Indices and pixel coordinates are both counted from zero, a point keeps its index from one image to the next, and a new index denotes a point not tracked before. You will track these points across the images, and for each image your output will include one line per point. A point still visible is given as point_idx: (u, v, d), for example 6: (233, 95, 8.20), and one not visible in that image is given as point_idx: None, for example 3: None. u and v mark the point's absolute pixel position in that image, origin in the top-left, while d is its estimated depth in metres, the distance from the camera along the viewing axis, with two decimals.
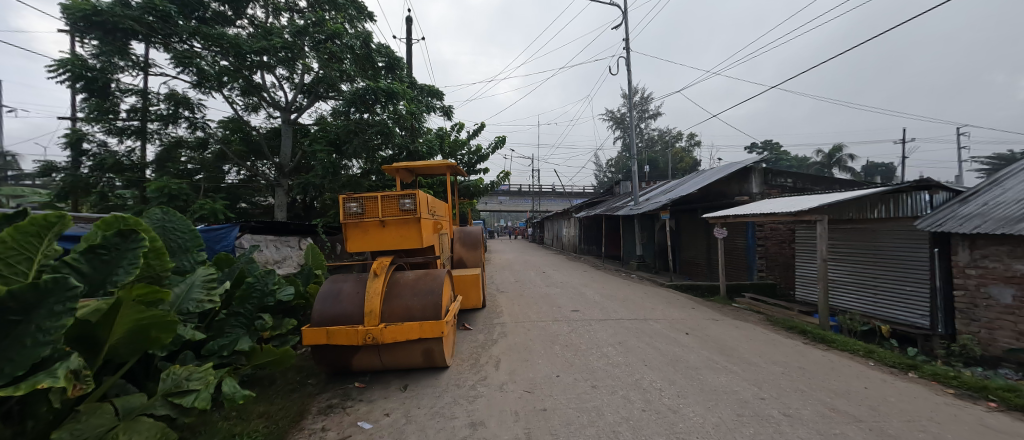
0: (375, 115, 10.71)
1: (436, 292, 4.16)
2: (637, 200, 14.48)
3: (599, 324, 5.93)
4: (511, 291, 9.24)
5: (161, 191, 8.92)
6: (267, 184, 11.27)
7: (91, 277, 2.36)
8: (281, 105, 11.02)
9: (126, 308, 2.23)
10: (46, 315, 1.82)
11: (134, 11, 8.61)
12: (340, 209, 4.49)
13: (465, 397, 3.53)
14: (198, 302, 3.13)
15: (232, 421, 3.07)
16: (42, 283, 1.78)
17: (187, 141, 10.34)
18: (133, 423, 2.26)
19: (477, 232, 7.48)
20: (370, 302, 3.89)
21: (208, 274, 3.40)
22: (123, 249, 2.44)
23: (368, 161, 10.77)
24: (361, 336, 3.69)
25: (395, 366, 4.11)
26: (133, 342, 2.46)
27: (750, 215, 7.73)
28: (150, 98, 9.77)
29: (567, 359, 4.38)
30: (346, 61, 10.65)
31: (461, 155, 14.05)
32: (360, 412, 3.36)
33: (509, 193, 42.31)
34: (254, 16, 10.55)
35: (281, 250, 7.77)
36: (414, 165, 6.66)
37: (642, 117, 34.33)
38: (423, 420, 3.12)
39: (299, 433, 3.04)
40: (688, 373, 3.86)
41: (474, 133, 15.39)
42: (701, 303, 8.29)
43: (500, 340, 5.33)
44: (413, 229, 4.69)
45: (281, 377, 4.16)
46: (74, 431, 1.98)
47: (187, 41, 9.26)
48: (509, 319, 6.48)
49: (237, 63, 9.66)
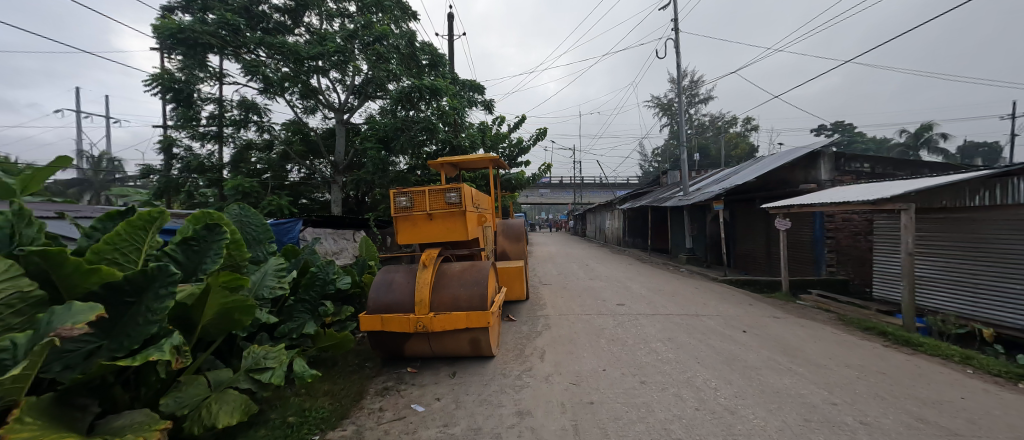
0: (420, 112, 11.02)
1: (482, 283, 4.25)
2: (688, 189, 13.75)
3: (646, 319, 5.74)
4: (554, 284, 9.22)
5: (236, 189, 9.86)
6: (324, 181, 12.07)
7: (185, 265, 2.70)
8: (335, 106, 11.72)
9: (214, 293, 2.53)
10: (154, 297, 2.13)
11: (211, 26, 9.45)
12: (391, 203, 4.75)
13: (511, 387, 3.59)
14: (272, 289, 3.46)
15: (302, 397, 3.39)
16: (149, 270, 2.10)
17: (256, 144, 11.36)
18: (222, 395, 2.57)
19: (519, 224, 7.50)
20: (421, 291, 4.08)
21: (278, 264, 3.72)
22: (210, 241, 2.77)
23: (414, 156, 11.22)
24: (413, 323, 3.88)
25: (445, 353, 4.27)
26: (222, 324, 2.77)
27: (818, 205, 7.04)
28: (225, 105, 10.78)
29: (614, 353, 4.29)
30: (393, 61, 11.10)
31: (503, 148, 14.16)
32: (412, 395, 3.55)
33: (550, 185, 42.01)
34: (310, 23, 11.24)
35: (338, 242, 8.38)
36: (458, 160, 6.80)
37: (692, 102, 32.47)
38: (473, 407, 3.23)
39: (360, 411, 3.28)
40: (747, 373, 3.63)
41: (516, 125, 15.34)
42: (759, 299, 7.73)
43: (544, 332, 5.35)
44: (459, 221, 4.79)
45: (341, 359, 4.49)
46: (178, 399, 2.35)
47: (254, 51, 10.06)
48: (553, 312, 6.47)
49: (296, 68, 10.35)
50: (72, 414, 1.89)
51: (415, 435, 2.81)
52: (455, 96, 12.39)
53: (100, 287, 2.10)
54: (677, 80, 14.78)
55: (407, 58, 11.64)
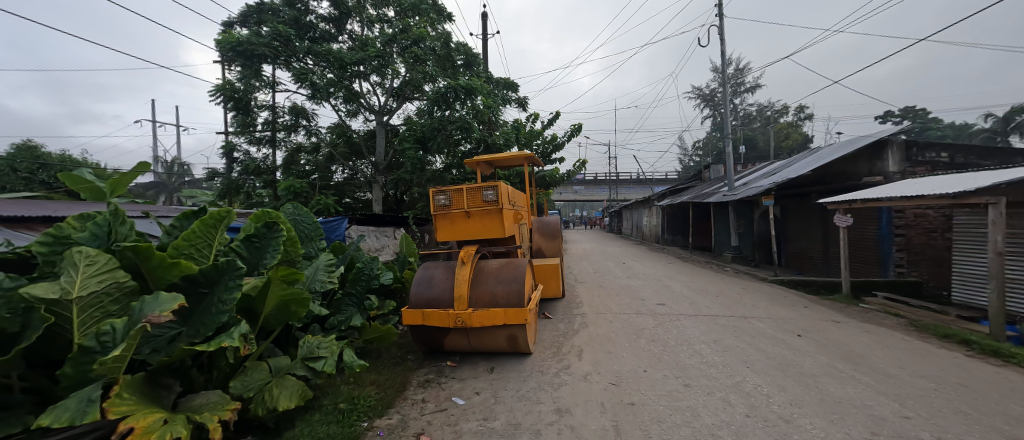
0: (456, 112, 11.21)
1: (519, 280, 4.27)
2: (733, 184, 13.01)
3: (689, 320, 5.52)
4: (590, 282, 9.09)
5: (288, 189, 10.58)
6: (366, 181, 12.63)
7: (249, 260, 2.94)
8: (376, 109, 12.21)
9: (274, 286, 2.74)
10: (225, 288, 2.34)
11: (265, 38, 10.14)
12: (431, 201, 4.90)
13: (550, 385, 3.59)
14: (323, 282, 3.69)
15: (351, 385, 3.58)
16: (219, 264, 2.31)
17: (305, 147, 12.08)
18: (282, 380, 2.79)
19: (555, 222, 7.44)
20: (460, 288, 4.18)
21: (328, 260, 3.95)
22: (269, 238, 2.99)
23: (450, 155, 11.44)
24: (452, 318, 3.98)
25: (483, 348, 4.35)
26: (280, 315, 2.99)
27: (886, 199, 6.41)
28: (278, 111, 11.56)
29: (655, 354, 4.17)
30: (429, 62, 11.41)
31: (537, 145, 14.10)
32: (453, 388, 3.65)
33: (584, 182, 41.35)
34: (352, 30, 11.75)
35: (381, 239, 8.75)
36: (494, 158, 6.87)
37: (737, 91, 30.66)
38: (512, 402, 3.27)
39: (404, 401, 3.42)
40: (803, 380, 3.40)
41: (550, 121, 15.20)
42: (815, 301, 7.19)
43: (581, 330, 5.29)
44: (495, 219, 4.84)
45: (384, 351, 4.70)
46: (245, 382, 2.59)
47: (303, 60, 10.71)
48: (589, 310, 6.38)
49: (340, 74, 10.90)
50: (160, 391, 2.13)
51: (457, 427, 2.89)
52: (490, 95, 12.49)
53: (180, 279, 2.36)
54: (721, 69, 14.00)
55: (442, 59, 11.88)
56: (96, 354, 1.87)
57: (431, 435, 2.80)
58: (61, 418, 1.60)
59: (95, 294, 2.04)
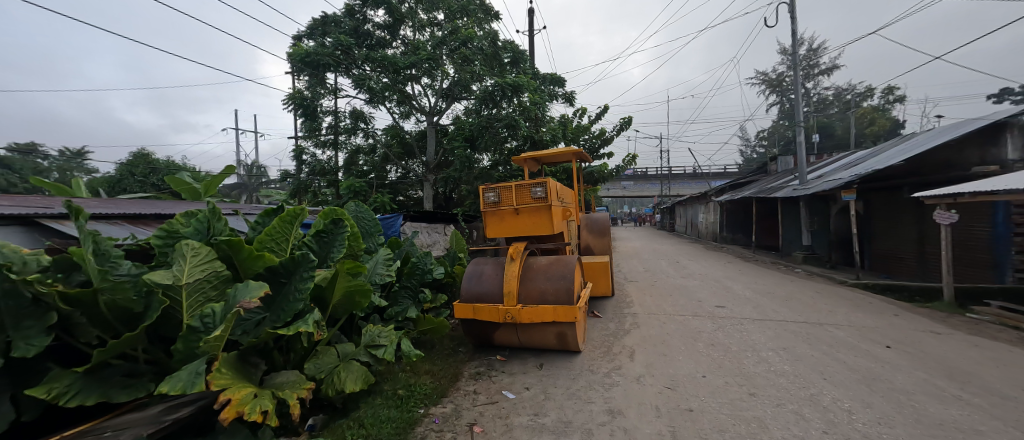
0: (503, 110, 11.32)
1: (569, 277, 4.23)
2: (805, 177, 11.81)
3: (753, 324, 5.12)
4: (641, 281, 8.75)
5: (350, 188, 11.37)
6: (417, 179, 13.19)
7: (319, 254, 3.22)
8: (426, 110, 12.69)
9: (341, 278, 2.97)
10: (301, 278, 2.59)
11: (329, 49, 10.96)
12: (480, 198, 5.01)
13: (600, 384, 3.53)
14: (382, 275, 3.92)
15: (408, 373, 3.79)
16: (296, 256, 2.56)
17: (363, 148, 12.83)
18: (348, 365, 3.01)
19: (604, 218, 7.26)
20: (509, 284, 4.24)
21: (386, 254, 4.18)
22: (336, 234, 3.26)
23: (497, 153, 11.56)
24: (502, 314, 4.08)
25: (532, 345, 4.38)
26: (346, 305, 3.23)
27: (1003, 193, 5.48)
28: (339, 116, 12.43)
29: (715, 359, 3.93)
30: (477, 62, 11.65)
31: (585, 140, 13.81)
32: (503, 382, 3.71)
33: (633, 177, 39.82)
34: (405, 36, 12.30)
35: (432, 235, 9.10)
36: (542, 155, 6.83)
37: (809, 74, 27.70)
38: (562, 399, 3.26)
39: (457, 391, 3.55)
40: (894, 397, 3.01)
41: (598, 116, 14.78)
42: (907, 309, 6.33)
43: (633, 330, 5.12)
44: (544, 216, 4.83)
45: (437, 343, 4.90)
46: (317, 364, 2.85)
47: (361, 67, 11.41)
48: (641, 310, 6.16)
49: (394, 78, 11.47)
50: (250, 368, 2.42)
51: (508, 420, 2.95)
52: (536, 91, 12.44)
53: (264, 270, 2.65)
54: (790, 50, 12.74)
55: (490, 58, 12.05)
56: (200, 333, 2.16)
57: (483, 426, 2.89)
58: (176, 387, 1.88)
59: (199, 281, 2.35)
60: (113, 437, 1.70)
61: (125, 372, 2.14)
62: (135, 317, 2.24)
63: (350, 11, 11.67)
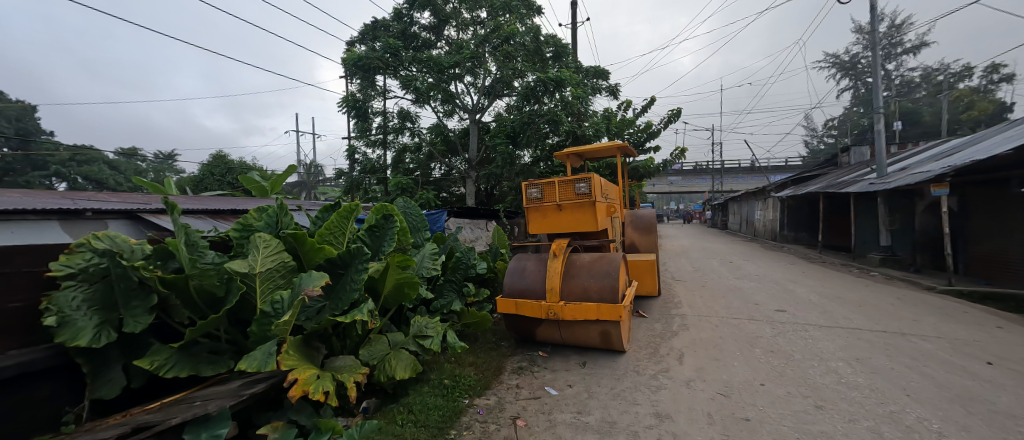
0: (545, 105, 11.23)
1: (613, 275, 4.12)
2: (884, 170, 10.56)
3: (819, 331, 4.69)
4: (690, 281, 8.31)
5: (397, 185, 11.87)
6: (460, 176, 13.50)
7: (372, 247, 3.41)
8: (469, 108, 12.90)
9: (392, 270, 3.13)
10: (356, 270, 2.76)
11: (379, 52, 11.50)
12: (523, 194, 5.02)
13: (647, 386, 3.41)
14: (428, 269, 4.07)
15: (453, 364, 3.91)
16: (351, 249, 2.73)
17: (409, 147, 13.32)
18: (398, 353, 3.16)
19: (650, 215, 6.98)
20: (552, 280, 4.21)
21: (432, 249, 4.33)
22: (387, 228, 3.43)
23: (538, 149, 11.49)
24: (545, 310, 4.08)
25: (575, 342, 4.33)
26: (396, 296, 3.38)
27: None
28: (387, 116, 12.99)
29: (774, 367, 3.65)
30: (519, 58, 11.66)
31: (630, 134, 13.33)
32: (545, 378, 3.72)
33: (681, 172, 37.87)
34: (449, 36, 12.57)
35: (475, 231, 9.27)
36: (585, 150, 6.68)
37: (891, 54, 24.62)
38: (606, 399, 3.20)
39: (500, 385, 3.61)
40: (997, 421, 2.63)
41: (645, 108, 14.15)
42: (1013, 321, 5.48)
43: (681, 332, 4.90)
44: (588, 212, 4.73)
45: (480, 336, 5.00)
46: (370, 352, 3.03)
47: (408, 68, 11.85)
48: (690, 312, 5.86)
49: (439, 77, 11.78)
50: (313, 351, 2.63)
51: (552, 416, 2.95)
52: (578, 85, 12.20)
53: (324, 261, 2.86)
54: (868, 28, 11.40)
55: (532, 53, 12.00)
56: (271, 317, 2.38)
57: (526, 420, 2.91)
58: (253, 365, 2.10)
59: (270, 270, 2.58)
60: (202, 406, 1.93)
61: (210, 349, 2.40)
62: (218, 301, 2.51)
63: (398, 15, 12.13)
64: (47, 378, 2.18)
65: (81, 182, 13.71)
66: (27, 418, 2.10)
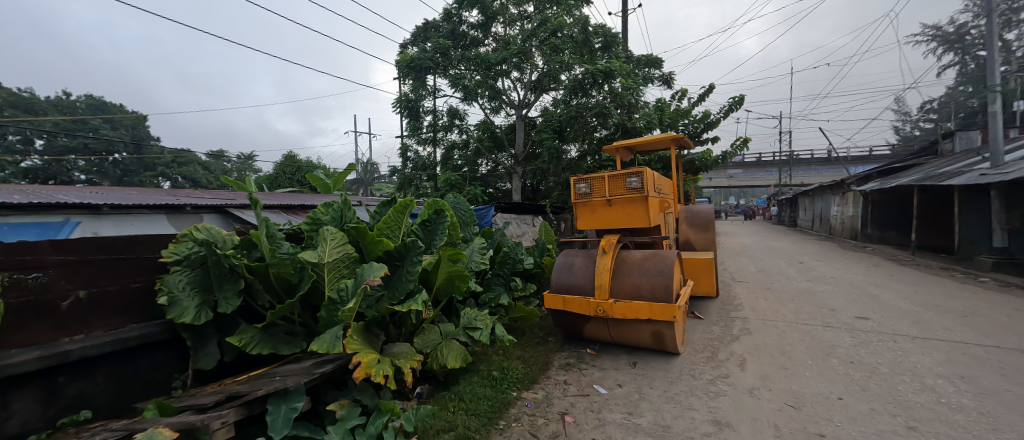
0: (593, 98, 10.94)
1: (667, 273, 3.94)
2: (1001, 158, 8.96)
3: (911, 343, 4.13)
4: (753, 282, 7.70)
5: (446, 181, 12.26)
6: (506, 172, 13.62)
7: (425, 240, 3.56)
8: (516, 103, 12.93)
9: (444, 263, 3.24)
10: (412, 262, 2.90)
11: (430, 53, 11.90)
12: (571, 190, 4.95)
13: (704, 392, 3.22)
14: (477, 263, 4.16)
15: (501, 357, 3.98)
16: (407, 243, 2.88)
17: (458, 144, 13.65)
18: (449, 343, 3.26)
19: (708, 210, 6.55)
20: (601, 277, 4.12)
21: (481, 243, 4.41)
22: (438, 223, 3.56)
23: (586, 142, 11.21)
24: (593, 307, 4.01)
25: (625, 341, 4.21)
26: (448, 288, 3.50)
27: None
28: (437, 114, 13.42)
29: (854, 380, 3.28)
30: (567, 51, 11.45)
31: (685, 125, 12.57)
32: (594, 376, 3.66)
33: (743, 165, 35.05)
34: (496, 32, 12.66)
35: (521, 227, 9.32)
36: (636, 143, 6.41)
37: (1012, 20, 20.77)
38: (659, 402, 3.08)
39: (548, 379, 3.62)
40: None
41: (703, 96, 13.21)
42: None
43: (742, 336, 4.57)
44: (640, 207, 4.55)
45: (528, 331, 5.04)
46: (423, 340, 3.18)
47: (457, 67, 12.13)
48: (753, 315, 5.44)
49: (486, 74, 11.93)
50: (373, 337, 2.81)
51: (601, 415, 2.90)
52: (629, 75, 11.73)
53: (382, 253, 3.04)
54: None
55: (580, 45, 11.74)
56: (338, 304, 2.58)
57: (575, 417, 2.89)
58: (323, 347, 2.30)
59: (336, 261, 2.78)
60: (282, 381, 2.15)
61: (287, 330, 2.66)
62: (292, 288, 2.76)
63: (447, 15, 12.42)
64: (159, 348, 2.56)
65: (181, 181, 15.78)
66: (146, 381, 2.49)
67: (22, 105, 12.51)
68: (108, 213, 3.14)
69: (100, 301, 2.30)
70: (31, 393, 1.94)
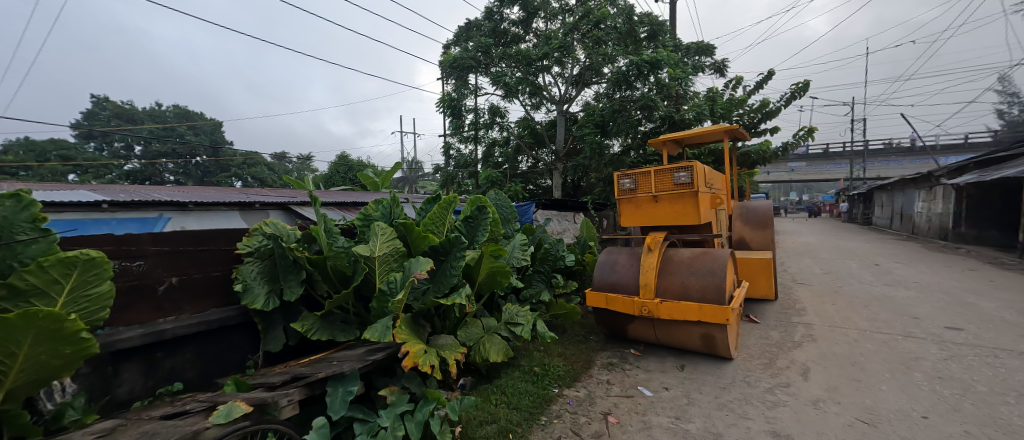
0: (638, 90, 10.53)
1: (719, 273, 3.71)
2: None
3: (1017, 360, 3.57)
4: (818, 285, 7.04)
5: (487, 178, 12.44)
6: (547, 168, 13.55)
7: (469, 236, 3.64)
8: (557, 99, 12.79)
9: (487, 259, 3.30)
10: (456, 258, 2.98)
11: (472, 52, 12.09)
12: (615, 186, 4.82)
13: (761, 400, 3.02)
14: (519, 259, 4.18)
15: (543, 353, 3.98)
16: (451, 238, 2.96)
17: (499, 141, 13.77)
18: (491, 338, 3.31)
19: (766, 207, 6.08)
20: (646, 275, 3.97)
21: (522, 239, 4.44)
22: (481, 219, 3.63)
23: (630, 137, 10.84)
24: (638, 306, 3.88)
25: (671, 343, 4.04)
26: (490, 284, 3.56)
27: None
28: (478, 112, 13.63)
29: (944, 398, 2.90)
30: (610, 42, 11.12)
31: (739, 115, 11.73)
32: (639, 378, 3.55)
33: (806, 157, 32.09)
34: (538, 28, 12.58)
35: (562, 223, 9.23)
36: (685, 135, 6.06)
37: None
38: (710, 408, 2.92)
39: (590, 378, 3.56)
40: None
41: (760, 84, 12.22)
42: None
43: (805, 343, 4.20)
44: (690, 204, 4.32)
45: (569, 328, 5.00)
46: (467, 333, 3.26)
47: (498, 65, 12.22)
48: (818, 321, 4.99)
49: (527, 71, 11.92)
50: (420, 328, 2.93)
51: (646, 418, 2.81)
52: (677, 64, 11.15)
53: (428, 248, 3.16)
54: None
55: (624, 36, 11.33)
56: (387, 296, 2.72)
57: (618, 418, 2.83)
58: (375, 335, 2.44)
59: (387, 255, 2.92)
60: (339, 365, 2.31)
61: (342, 319, 2.85)
62: (347, 280, 2.95)
63: (488, 13, 12.50)
64: (237, 331, 2.84)
65: (250, 181, 17.43)
66: (227, 359, 2.77)
67: (125, 116, 14.47)
68: (193, 209, 3.54)
69: (189, 287, 2.61)
70: (135, 366, 2.27)
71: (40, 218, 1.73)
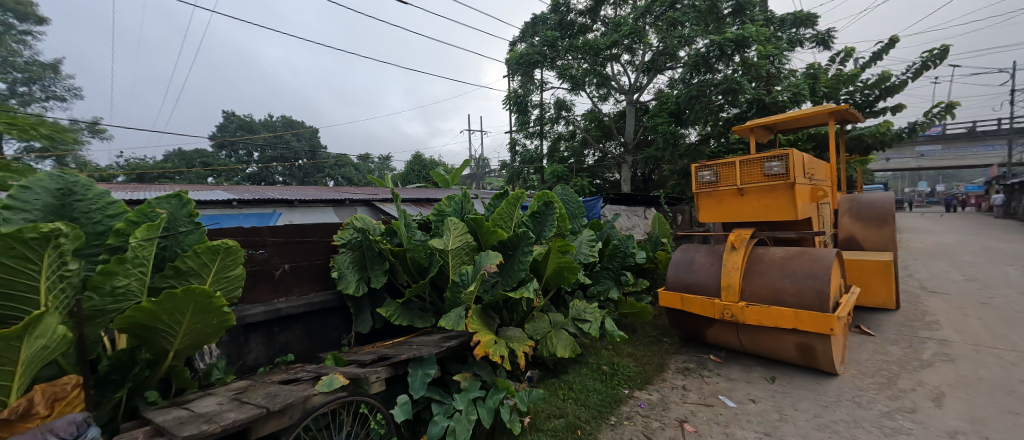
0: (720, 72, 9.59)
1: (820, 276, 3.25)
2: None
3: None
4: (956, 294, 5.80)
5: (553, 173, 12.36)
6: (615, 161, 13.05)
7: (536, 231, 3.67)
8: (626, 89, 12.21)
9: (553, 254, 3.30)
10: (524, 253, 3.04)
11: (538, 47, 12.02)
12: (693, 178, 4.48)
13: (876, 426, 2.58)
14: (586, 255, 4.10)
15: (611, 352, 3.87)
16: (519, 234, 3.02)
17: (564, 135, 13.59)
18: (558, 333, 3.31)
19: (884, 200, 5.14)
20: (729, 276, 3.63)
21: (590, 235, 4.33)
22: (548, 214, 3.64)
23: (709, 124, 9.95)
24: (719, 310, 3.58)
25: (759, 351, 3.65)
26: (557, 279, 3.55)
27: None
28: (543, 107, 13.56)
29: None
30: (687, 23, 10.28)
31: (848, 93, 10.07)
32: (719, 386, 3.28)
33: (941, 139, 26.43)
34: (606, 15, 12.12)
35: (631, 219, 8.81)
36: (779, 119, 5.37)
37: None
38: (807, 427, 2.59)
39: (663, 382, 3.38)
40: None
41: (879, 54, 10.31)
42: None
43: (938, 363, 3.49)
44: (783, 197, 3.84)
45: (640, 328, 4.78)
46: (534, 327, 3.31)
47: (564, 57, 12.01)
48: (956, 337, 4.11)
49: (594, 61, 11.58)
50: (489, 319, 3.04)
51: (728, 430, 2.59)
52: (769, 40, 9.90)
53: (497, 243, 3.26)
54: None
55: (704, 15, 10.37)
56: (460, 287, 2.87)
57: (696, 426, 2.65)
58: (450, 323, 2.60)
59: (459, 248, 3.07)
60: (419, 350, 2.50)
61: (420, 307, 3.08)
62: (424, 271, 3.17)
63: (555, 6, 12.31)
64: (333, 313, 3.21)
65: (340, 180, 19.58)
66: (326, 338, 3.15)
67: (246, 127, 17.20)
68: (298, 206, 4.06)
69: (298, 273, 3.02)
70: (259, 337, 2.70)
71: (193, 213, 2.14)
